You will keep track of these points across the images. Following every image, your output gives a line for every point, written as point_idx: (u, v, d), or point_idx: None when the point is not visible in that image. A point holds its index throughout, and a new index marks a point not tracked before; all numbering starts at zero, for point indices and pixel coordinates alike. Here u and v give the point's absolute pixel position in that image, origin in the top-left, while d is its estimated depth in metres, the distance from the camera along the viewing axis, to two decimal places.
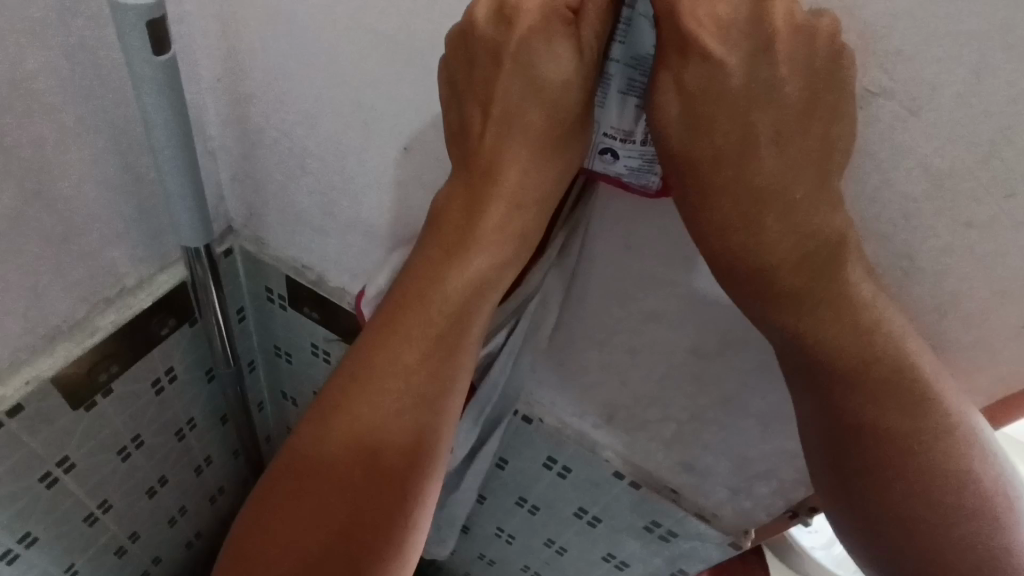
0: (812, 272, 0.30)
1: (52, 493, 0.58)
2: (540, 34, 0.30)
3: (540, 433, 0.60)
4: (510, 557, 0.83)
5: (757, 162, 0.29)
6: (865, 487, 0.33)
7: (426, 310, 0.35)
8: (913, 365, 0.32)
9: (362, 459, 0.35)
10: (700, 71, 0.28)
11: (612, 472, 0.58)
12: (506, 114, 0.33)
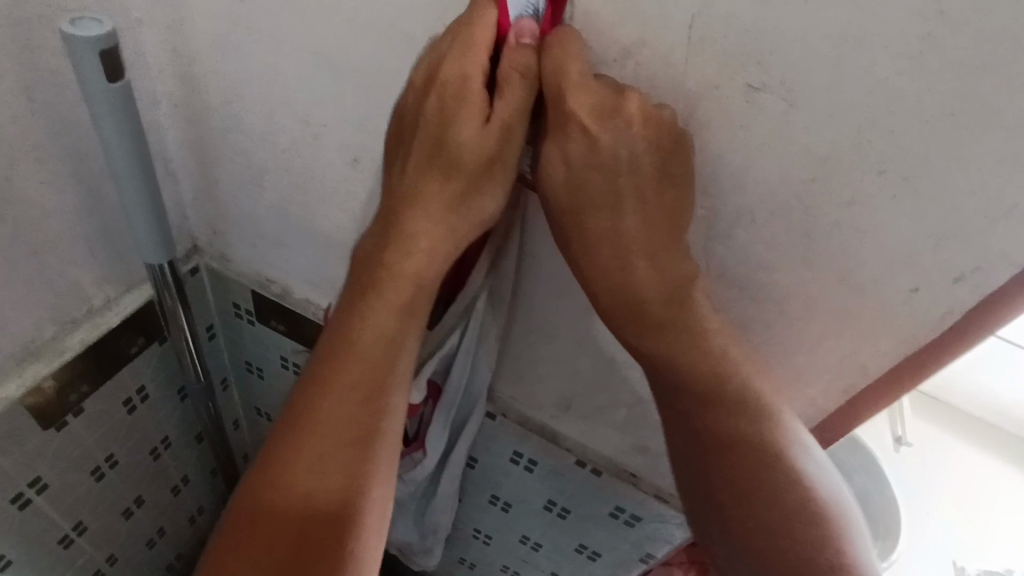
0: (675, 302, 0.37)
1: (26, 514, 0.59)
2: (460, 96, 0.34)
3: (504, 428, 0.63)
4: (490, 558, 0.85)
5: (624, 218, 0.36)
6: (734, 507, 0.38)
7: (350, 351, 0.39)
8: (750, 389, 0.38)
9: (293, 504, 0.37)
10: (581, 144, 0.34)
11: (574, 460, 0.61)
12: (430, 162, 0.37)
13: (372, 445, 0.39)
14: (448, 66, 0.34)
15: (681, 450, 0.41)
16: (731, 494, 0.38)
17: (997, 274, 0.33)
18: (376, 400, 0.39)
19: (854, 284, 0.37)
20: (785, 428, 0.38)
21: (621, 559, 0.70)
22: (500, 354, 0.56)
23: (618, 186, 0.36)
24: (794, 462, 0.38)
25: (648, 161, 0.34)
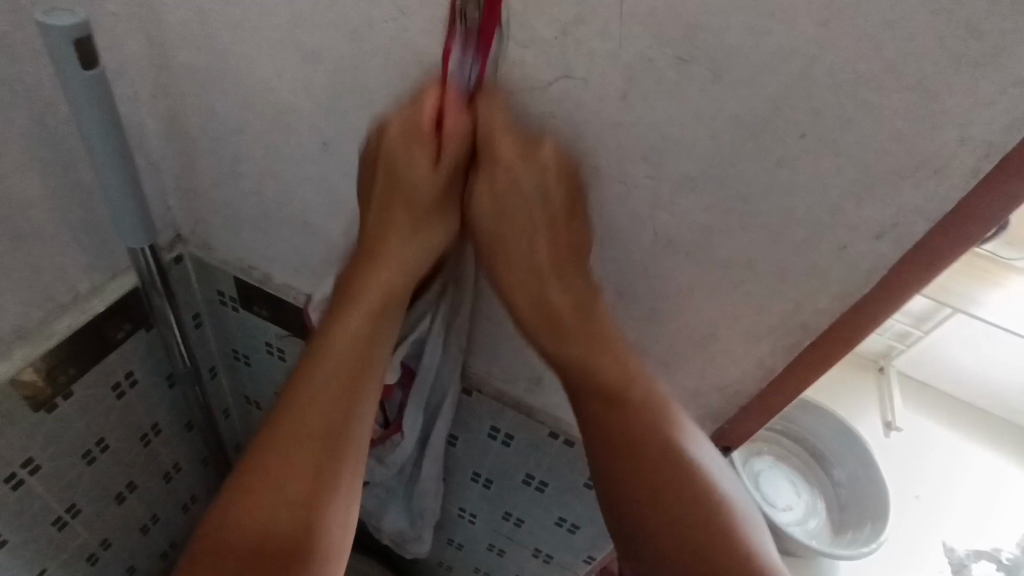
0: (581, 310, 0.47)
1: (19, 495, 0.61)
2: (410, 142, 0.43)
3: (480, 404, 0.65)
4: (476, 537, 0.87)
5: (539, 243, 0.46)
6: (636, 483, 0.46)
7: (332, 352, 0.47)
8: (649, 379, 0.47)
9: (282, 484, 0.45)
10: (508, 182, 0.44)
11: (548, 432, 0.63)
12: (390, 196, 0.47)
13: (348, 435, 0.47)
14: (399, 123, 0.43)
15: (592, 445, 0.48)
16: (636, 471, 0.46)
17: (915, 227, 0.35)
18: (355, 396, 0.48)
19: (788, 245, 0.39)
20: (676, 417, 0.47)
21: (599, 530, 0.72)
22: (472, 330, 0.58)
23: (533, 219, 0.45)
24: (685, 443, 0.46)
25: (554, 196, 0.43)
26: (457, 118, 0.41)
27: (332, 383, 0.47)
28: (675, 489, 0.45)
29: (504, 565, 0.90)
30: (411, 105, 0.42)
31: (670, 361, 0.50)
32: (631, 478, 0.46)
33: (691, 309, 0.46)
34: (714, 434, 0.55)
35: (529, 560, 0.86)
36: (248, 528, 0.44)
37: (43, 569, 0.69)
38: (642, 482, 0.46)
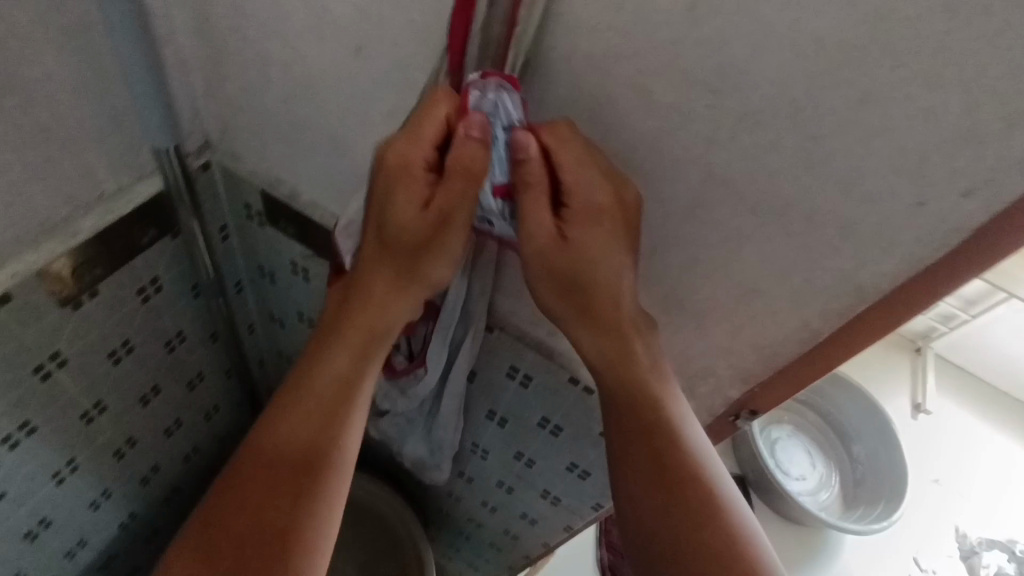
0: (628, 353, 0.45)
1: (47, 387, 0.63)
2: (402, 184, 0.42)
3: (502, 343, 0.63)
4: (487, 472, 0.88)
5: (606, 282, 0.43)
6: (681, 531, 0.44)
7: (318, 379, 0.50)
8: (677, 419, 0.46)
9: (261, 503, 0.46)
10: (586, 219, 0.42)
11: (568, 378, 0.62)
12: (385, 234, 0.46)
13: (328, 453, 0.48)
14: (394, 163, 0.42)
15: (632, 494, 0.46)
16: (682, 517, 0.44)
17: (1013, 186, 0.31)
18: (338, 419, 0.49)
19: (856, 197, 0.35)
20: (704, 459, 0.45)
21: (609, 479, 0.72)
22: (501, 267, 0.56)
23: (583, 267, 0.43)
24: (714, 484, 0.45)
25: (621, 230, 0.42)
26: (465, 150, 0.40)
27: (314, 415, 0.49)
28: (716, 532, 0.43)
29: (512, 501, 0.91)
30: (403, 146, 0.41)
31: (706, 316, 0.47)
32: (677, 525, 0.44)
33: (737, 261, 0.42)
34: (741, 396, 0.52)
35: (536, 499, 0.87)
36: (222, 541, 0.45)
37: (72, 459, 0.72)
38: (686, 530, 0.44)
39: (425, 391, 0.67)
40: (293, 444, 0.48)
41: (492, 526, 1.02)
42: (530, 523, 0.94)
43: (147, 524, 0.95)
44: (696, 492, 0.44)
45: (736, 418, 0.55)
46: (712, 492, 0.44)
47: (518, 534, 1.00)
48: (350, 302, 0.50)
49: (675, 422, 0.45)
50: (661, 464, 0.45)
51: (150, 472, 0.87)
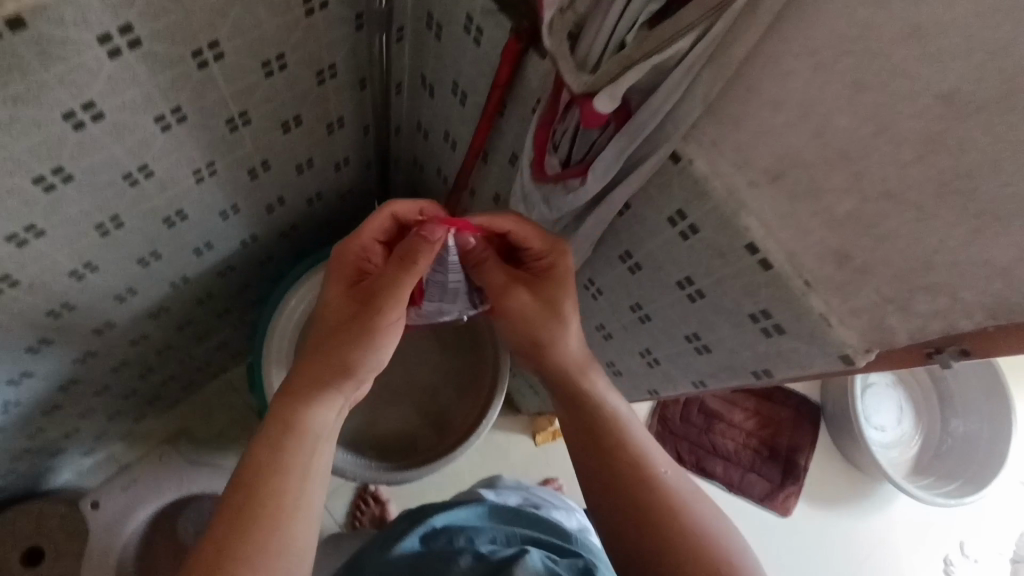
0: (575, 380, 0.69)
1: (202, 77, 0.60)
2: (354, 254, 0.69)
3: (681, 180, 0.52)
4: (591, 312, 0.84)
5: (559, 321, 0.67)
6: (642, 532, 0.60)
7: (306, 390, 0.62)
8: (618, 437, 0.66)
9: (265, 483, 0.56)
10: (545, 272, 0.67)
11: (746, 243, 0.51)
12: (359, 291, 0.67)
13: (311, 444, 0.60)
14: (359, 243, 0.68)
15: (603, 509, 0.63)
16: (637, 522, 0.61)
17: None
18: (320, 416, 0.61)
19: None
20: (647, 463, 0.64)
21: (728, 364, 0.65)
22: (732, 82, 0.43)
23: (539, 310, 0.68)
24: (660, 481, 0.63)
25: (556, 276, 0.67)
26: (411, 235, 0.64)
27: (310, 409, 0.61)
28: (666, 513, 0.61)
29: (605, 348, 0.88)
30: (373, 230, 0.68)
31: (1002, 217, 0.35)
32: (641, 525, 0.60)
33: None
34: (969, 331, 0.41)
35: (632, 355, 0.83)
36: (235, 514, 0.54)
37: (212, 162, 0.72)
38: (643, 523, 0.60)
39: (571, 208, 0.59)
40: (284, 508, 0.55)
41: None
42: (613, 374, 0.92)
43: (264, 249, 1.01)
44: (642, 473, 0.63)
45: (933, 354, 0.46)
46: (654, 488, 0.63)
47: None
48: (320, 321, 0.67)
49: (620, 445, 0.65)
50: (599, 461, 0.65)
51: (276, 203, 0.90)
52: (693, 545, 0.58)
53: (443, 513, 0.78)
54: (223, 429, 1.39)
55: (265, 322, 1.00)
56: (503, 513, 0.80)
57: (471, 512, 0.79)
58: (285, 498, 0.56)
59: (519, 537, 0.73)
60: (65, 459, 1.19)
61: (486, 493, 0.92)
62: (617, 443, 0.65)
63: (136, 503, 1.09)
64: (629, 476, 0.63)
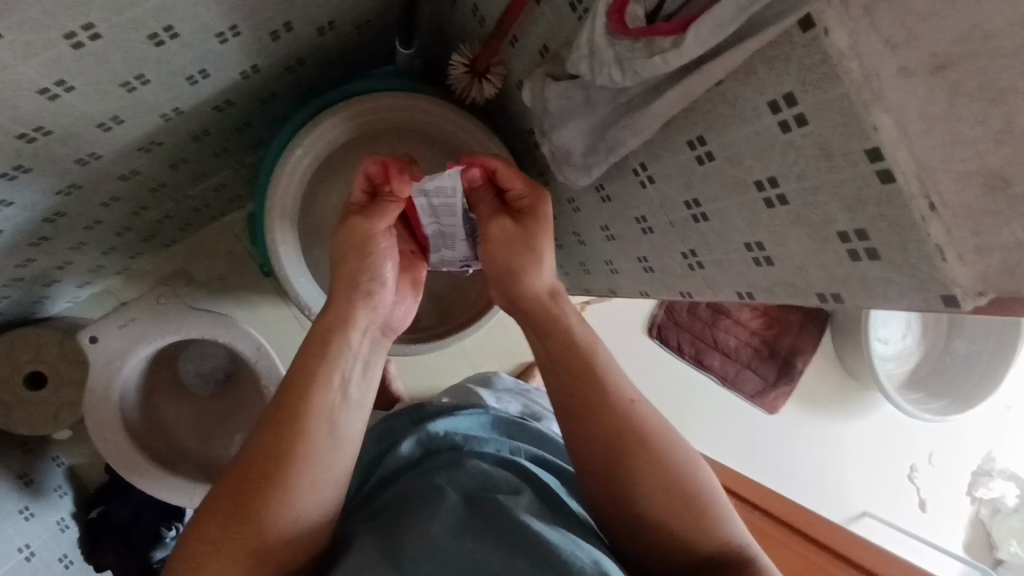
0: (548, 310, 0.66)
1: None
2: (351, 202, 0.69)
3: (803, 54, 0.41)
4: (633, 202, 0.75)
5: (539, 257, 0.66)
6: (609, 460, 0.58)
7: (326, 330, 0.63)
8: (593, 359, 0.63)
9: (281, 423, 0.57)
10: (528, 211, 0.68)
11: (866, 147, 0.41)
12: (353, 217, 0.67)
13: (325, 382, 0.60)
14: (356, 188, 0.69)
15: (572, 449, 0.61)
16: (607, 451, 0.58)
17: None
18: (334, 351, 0.62)
19: None
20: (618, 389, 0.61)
21: (786, 282, 0.58)
22: None
23: (521, 240, 0.66)
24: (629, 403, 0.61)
25: (534, 213, 0.67)
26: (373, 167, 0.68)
27: (326, 349, 0.62)
28: (638, 436, 0.59)
29: (640, 242, 0.80)
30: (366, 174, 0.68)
31: None
32: (611, 452, 0.58)
33: None
34: None
35: (670, 255, 0.75)
36: (252, 459, 0.56)
37: None
38: (608, 448, 0.59)
39: (649, 77, 0.49)
40: (294, 446, 0.56)
41: (597, 250, 0.95)
42: (642, 270, 0.85)
43: (268, 84, 0.89)
44: (616, 410, 0.60)
45: None
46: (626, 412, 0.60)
47: (619, 272, 0.93)
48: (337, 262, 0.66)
49: (590, 365, 0.62)
50: (572, 404, 0.61)
51: (282, 29, 0.76)
52: (656, 465, 0.58)
53: (448, 417, 0.72)
54: (221, 274, 1.34)
55: (267, 170, 0.90)
56: (508, 424, 0.76)
57: (476, 420, 0.74)
58: (297, 436, 0.56)
59: (525, 453, 0.68)
60: (60, 289, 1.15)
61: (487, 398, 0.90)
62: (595, 381, 0.61)
63: (133, 343, 1.07)
64: (605, 418, 0.59)
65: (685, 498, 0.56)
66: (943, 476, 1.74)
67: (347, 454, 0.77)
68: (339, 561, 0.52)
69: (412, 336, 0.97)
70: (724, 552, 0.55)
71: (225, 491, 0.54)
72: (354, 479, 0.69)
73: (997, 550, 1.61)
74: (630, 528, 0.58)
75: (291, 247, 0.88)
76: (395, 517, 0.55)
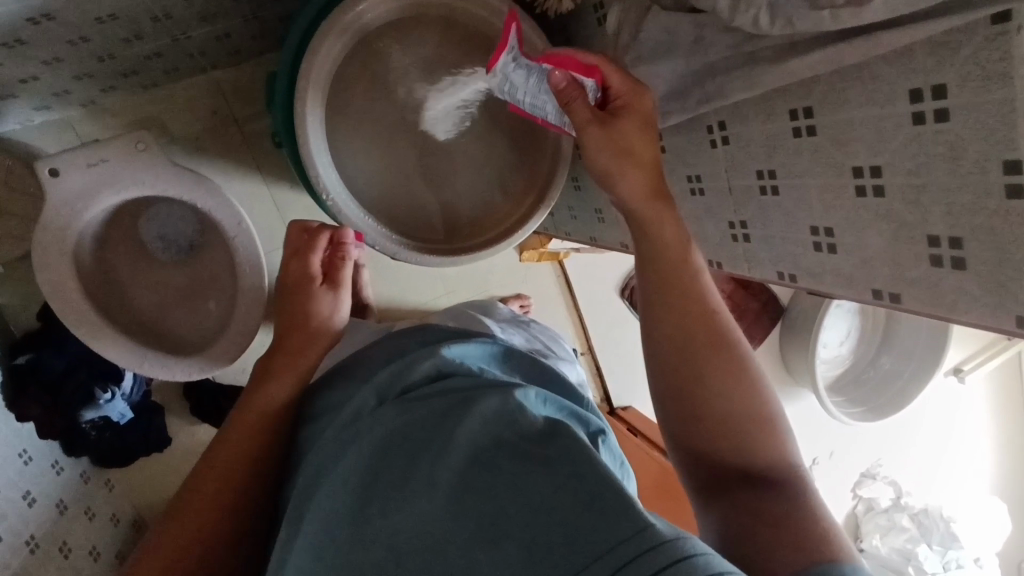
0: (658, 203, 0.59)
1: None
2: (299, 278, 0.74)
3: (977, 49, 0.41)
4: (692, 160, 0.74)
5: (652, 168, 0.59)
6: (694, 364, 0.57)
7: (282, 352, 0.70)
8: (692, 265, 0.59)
9: (240, 428, 0.63)
10: (634, 123, 0.60)
11: (1005, 158, 0.41)
12: (308, 277, 0.74)
13: (271, 385, 0.67)
14: (306, 260, 0.75)
15: (656, 340, 0.59)
16: (694, 352, 0.57)
17: None
18: (287, 367, 0.68)
19: None
20: (711, 302, 0.59)
21: (840, 272, 0.59)
22: None
23: (635, 132, 0.59)
24: (721, 317, 0.58)
25: (642, 116, 0.61)
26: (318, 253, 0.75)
27: (282, 371, 0.68)
28: (722, 349, 0.57)
29: (682, 203, 0.80)
30: (317, 244, 0.75)
31: None
32: (696, 355, 0.57)
33: None
34: None
35: (714, 222, 0.75)
36: (216, 465, 0.62)
37: None
38: (693, 351, 0.57)
39: (801, 31, 0.46)
40: (248, 438, 0.63)
41: None
42: None
43: None
44: (697, 318, 0.58)
45: None
46: (716, 321, 0.58)
47: None
48: (289, 310, 0.73)
49: (688, 266, 0.59)
50: (661, 300, 0.58)
51: None
52: (738, 379, 0.56)
53: (461, 342, 0.65)
54: (200, 133, 1.22)
55: (302, 30, 0.80)
56: (519, 360, 0.69)
57: (488, 349, 0.67)
58: (255, 435, 0.63)
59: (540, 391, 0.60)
60: (14, 106, 1.00)
61: (491, 326, 0.89)
62: (689, 289, 0.58)
63: (99, 185, 0.95)
64: (680, 323, 0.58)
65: (756, 425, 0.56)
66: (837, 471, 1.91)
67: (348, 369, 0.68)
68: (365, 465, 0.52)
69: (423, 246, 0.91)
70: (773, 472, 0.55)
71: (190, 499, 0.61)
72: (371, 394, 0.60)
73: (860, 540, 1.87)
74: (698, 434, 0.57)
75: (318, 122, 0.79)
76: (428, 424, 0.53)
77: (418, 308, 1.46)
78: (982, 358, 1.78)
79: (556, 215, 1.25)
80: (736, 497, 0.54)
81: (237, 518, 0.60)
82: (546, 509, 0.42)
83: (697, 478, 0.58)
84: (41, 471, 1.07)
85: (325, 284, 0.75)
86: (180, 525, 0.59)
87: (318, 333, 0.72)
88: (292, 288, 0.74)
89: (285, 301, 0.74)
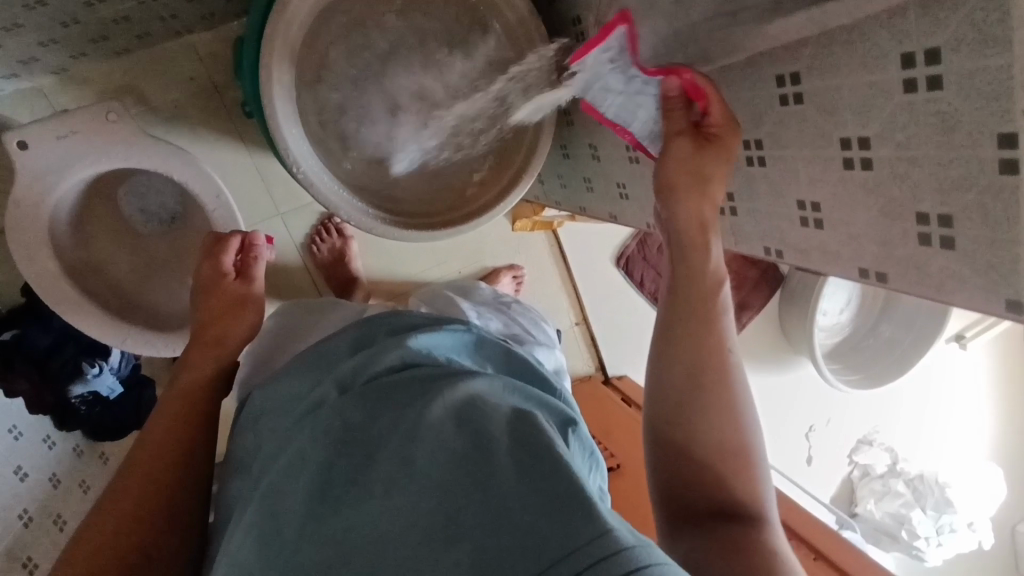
0: (709, 230, 0.57)
1: None
2: (211, 280, 0.78)
3: (976, 9, 0.37)
4: None
5: (716, 193, 0.57)
6: (687, 383, 0.54)
7: (205, 344, 0.72)
8: (717, 282, 0.57)
9: (167, 412, 0.65)
10: (719, 154, 0.58)
11: (1000, 131, 0.38)
12: (217, 278, 0.78)
13: (190, 370, 0.70)
14: (215, 262, 0.78)
15: (658, 351, 0.56)
16: (691, 367, 0.55)
17: None
18: (208, 356, 0.71)
19: None
20: (721, 320, 0.56)
21: (827, 249, 0.56)
22: None
23: (716, 163, 0.57)
24: (725, 332, 0.56)
25: (728, 149, 0.58)
26: (228, 254, 0.79)
27: (204, 361, 0.71)
28: (713, 371, 0.55)
29: None
30: (229, 243, 0.80)
31: None
32: (693, 372, 0.55)
33: None
34: None
35: None
36: (145, 450, 0.62)
37: None
38: (686, 367, 0.55)
39: None
40: (176, 420, 0.65)
41: (612, 169, 0.90)
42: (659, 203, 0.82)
43: None
44: (709, 340, 0.55)
45: None
46: (716, 334, 0.55)
47: (631, 198, 0.89)
48: (203, 305, 0.76)
49: (712, 283, 0.56)
50: (669, 312, 0.57)
51: None
52: (726, 404, 0.54)
53: (432, 332, 0.63)
54: (179, 100, 1.18)
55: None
56: (493, 349, 0.67)
57: (460, 338, 0.65)
58: (186, 414, 0.65)
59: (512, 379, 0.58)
60: None
61: (468, 313, 0.88)
62: (703, 298, 0.56)
63: (70, 157, 0.92)
64: (691, 345, 0.55)
65: (733, 454, 0.53)
66: (834, 438, 1.91)
67: (313, 356, 0.66)
68: (317, 463, 0.50)
69: (398, 218, 0.89)
70: (743, 506, 0.51)
71: (117, 484, 0.60)
72: (333, 385, 0.58)
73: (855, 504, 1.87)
74: (670, 450, 0.55)
75: (287, 92, 0.76)
76: (386, 420, 0.52)
77: (408, 280, 1.44)
78: (986, 325, 1.76)
79: (546, 183, 1.21)
80: (706, 528, 0.50)
81: (171, 497, 0.59)
82: (499, 518, 0.41)
83: (664, 500, 0.55)
84: (32, 447, 1.07)
85: (238, 280, 0.78)
86: (108, 511, 0.57)
87: (238, 321, 0.75)
88: (206, 287, 0.77)
89: (201, 302, 0.77)
